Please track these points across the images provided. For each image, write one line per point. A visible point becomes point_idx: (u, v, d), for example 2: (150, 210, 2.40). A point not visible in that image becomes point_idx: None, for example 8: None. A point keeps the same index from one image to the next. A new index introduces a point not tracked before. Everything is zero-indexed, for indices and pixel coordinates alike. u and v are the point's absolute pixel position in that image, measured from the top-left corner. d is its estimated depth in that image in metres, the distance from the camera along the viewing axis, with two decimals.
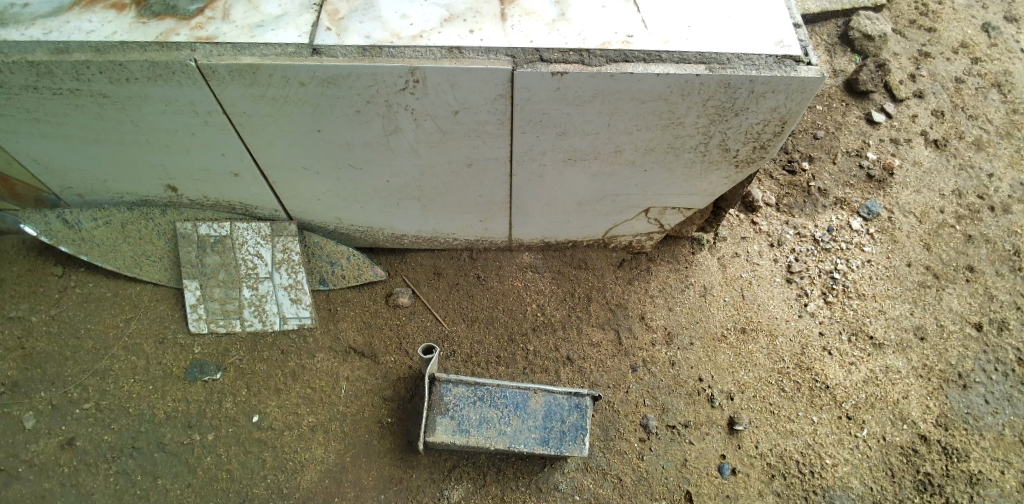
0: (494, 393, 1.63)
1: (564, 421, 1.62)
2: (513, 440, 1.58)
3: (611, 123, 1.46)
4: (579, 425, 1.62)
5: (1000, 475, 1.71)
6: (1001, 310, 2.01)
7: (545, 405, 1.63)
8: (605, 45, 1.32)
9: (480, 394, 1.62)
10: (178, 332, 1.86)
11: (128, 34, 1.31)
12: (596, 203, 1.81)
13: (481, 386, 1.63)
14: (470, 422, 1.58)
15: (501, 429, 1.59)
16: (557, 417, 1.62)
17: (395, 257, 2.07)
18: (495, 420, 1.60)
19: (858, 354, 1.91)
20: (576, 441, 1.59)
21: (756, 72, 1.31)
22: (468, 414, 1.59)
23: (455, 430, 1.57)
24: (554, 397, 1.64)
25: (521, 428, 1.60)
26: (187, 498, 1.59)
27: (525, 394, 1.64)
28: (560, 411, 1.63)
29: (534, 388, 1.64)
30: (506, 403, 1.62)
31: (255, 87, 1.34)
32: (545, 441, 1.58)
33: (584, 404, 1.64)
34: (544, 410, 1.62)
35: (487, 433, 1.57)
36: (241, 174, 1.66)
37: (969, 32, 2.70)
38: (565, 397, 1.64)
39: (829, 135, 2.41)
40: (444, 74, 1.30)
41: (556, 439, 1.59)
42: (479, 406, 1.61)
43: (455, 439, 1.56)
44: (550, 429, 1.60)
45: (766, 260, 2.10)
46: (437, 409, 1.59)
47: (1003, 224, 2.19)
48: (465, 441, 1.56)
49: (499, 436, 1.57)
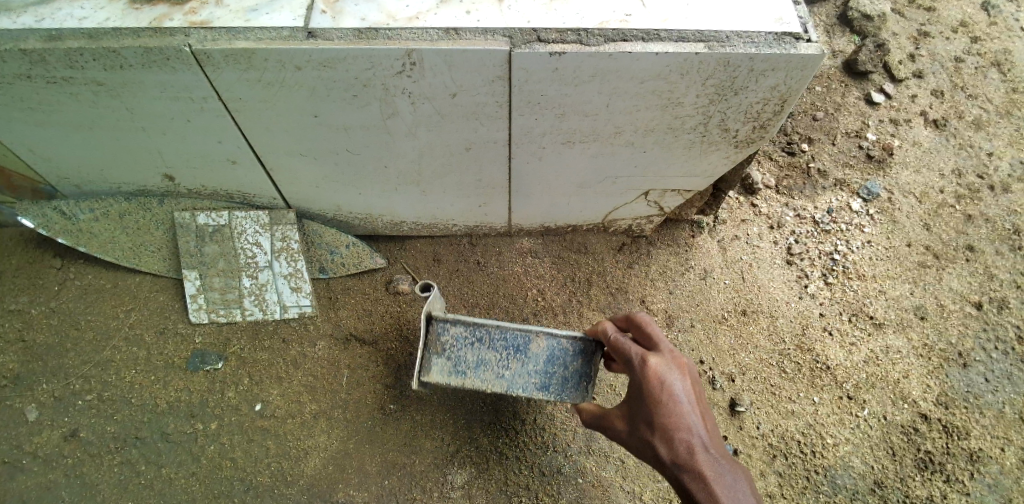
0: (492, 335, 1.52)
1: (567, 367, 1.51)
2: (510, 384, 1.51)
3: (610, 103, 1.44)
4: (583, 372, 1.50)
5: (999, 452, 1.73)
6: (1001, 289, 2.01)
7: (547, 349, 1.52)
8: (603, 24, 1.31)
9: (478, 336, 1.53)
10: (179, 323, 1.85)
11: (121, 20, 1.29)
12: (597, 185, 1.80)
13: (478, 327, 1.53)
14: (466, 363, 1.52)
15: (499, 372, 1.52)
16: (559, 362, 1.51)
17: (395, 244, 2.07)
18: (492, 363, 1.52)
19: (859, 334, 1.91)
20: (579, 389, 1.49)
21: (756, 49, 1.29)
22: (465, 356, 1.52)
23: (451, 370, 1.52)
24: (557, 341, 1.52)
25: (519, 371, 1.51)
26: (191, 487, 1.60)
27: (527, 337, 1.52)
28: (563, 356, 1.51)
29: (536, 331, 1.52)
30: (505, 346, 1.53)
31: (250, 72, 1.32)
32: (544, 387, 1.50)
33: (590, 351, 1.50)
34: (545, 354, 1.52)
35: (483, 376, 1.51)
36: (239, 161, 1.65)
37: (968, 11, 2.67)
38: (569, 341, 1.52)
39: (828, 116, 2.39)
40: (442, 56, 1.28)
41: (556, 386, 1.51)
42: (476, 348, 1.53)
43: (451, 381, 1.51)
44: (551, 375, 1.51)
45: (766, 243, 2.10)
46: (433, 349, 1.53)
47: (1003, 203, 2.18)
48: (461, 383, 1.51)
49: (495, 380, 1.51)
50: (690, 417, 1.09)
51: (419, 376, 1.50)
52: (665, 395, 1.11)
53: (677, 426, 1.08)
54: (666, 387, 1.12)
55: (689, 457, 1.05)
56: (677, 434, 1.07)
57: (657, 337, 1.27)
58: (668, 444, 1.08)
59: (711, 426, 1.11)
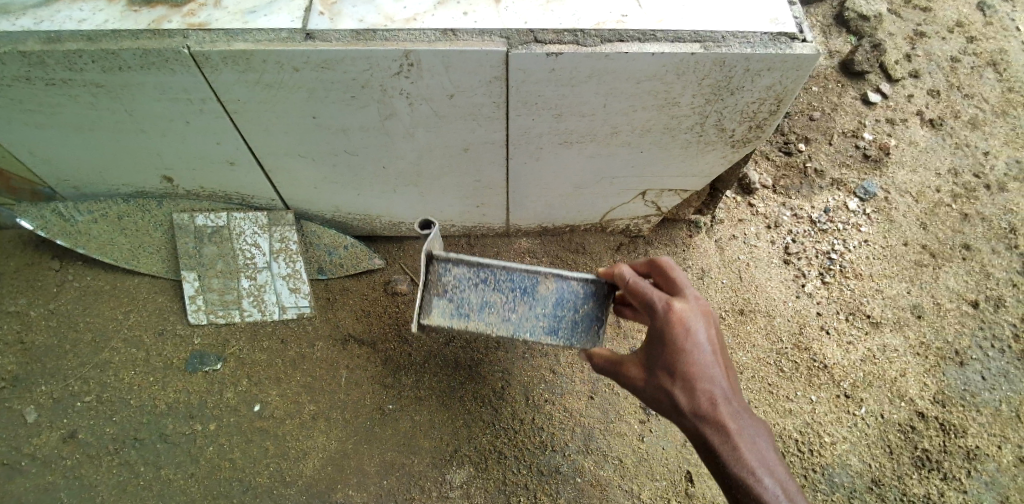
0: (498, 277, 1.39)
1: (579, 310, 1.40)
2: (517, 328, 1.40)
3: (607, 104, 1.45)
4: (595, 316, 1.41)
5: (996, 450, 1.74)
6: (998, 287, 2.02)
7: (558, 291, 1.40)
8: (599, 25, 1.32)
9: (483, 277, 1.39)
10: (178, 324, 1.85)
11: (119, 22, 1.30)
12: (594, 185, 1.81)
13: (483, 267, 1.38)
14: (470, 306, 1.39)
15: (505, 315, 1.40)
16: (569, 305, 1.40)
17: (394, 245, 2.07)
18: (498, 305, 1.40)
19: (856, 333, 1.92)
20: (591, 334, 1.40)
21: (751, 49, 1.30)
22: (468, 297, 1.39)
23: (453, 313, 1.39)
24: (568, 283, 1.40)
25: (526, 314, 1.40)
26: (190, 487, 1.60)
27: (536, 278, 1.40)
28: (575, 299, 1.40)
29: (546, 273, 1.39)
30: (512, 287, 1.40)
31: (249, 73, 1.33)
32: (553, 331, 1.40)
33: (603, 293, 1.40)
34: (555, 297, 1.40)
35: (488, 319, 1.40)
36: (238, 162, 1.66)
37: (964, 11, 2.68)
38: (582, 284, 1.40)
39: (825, 116, 2.40)
40: (439, 57, 1.29)
41: (566, 330, 1.41)
42: (480, 289, 1.39)
43: (453, 323, 1.39)
44: (560, 319, 1.40)
45: (764, 242, 2.10)
46: (434, 289, 1.39)
47: (999, 202, 2.19)
48: (464, 326, 1.40)
49: (501, 323, 1.40)
50: (714, 369, 1.06)
51: (419, 319, 1.37)
52: (691, 344, 1.06)
53: (701, 377, 1.04)
54: (691, 336, 1.06)
55: (711, 408, 1.03)
56: (700, 385, 1.04)
57: (678, 281, 1.20)
58: (689, 395, 1.04)
59: (730, 377, 1.09)
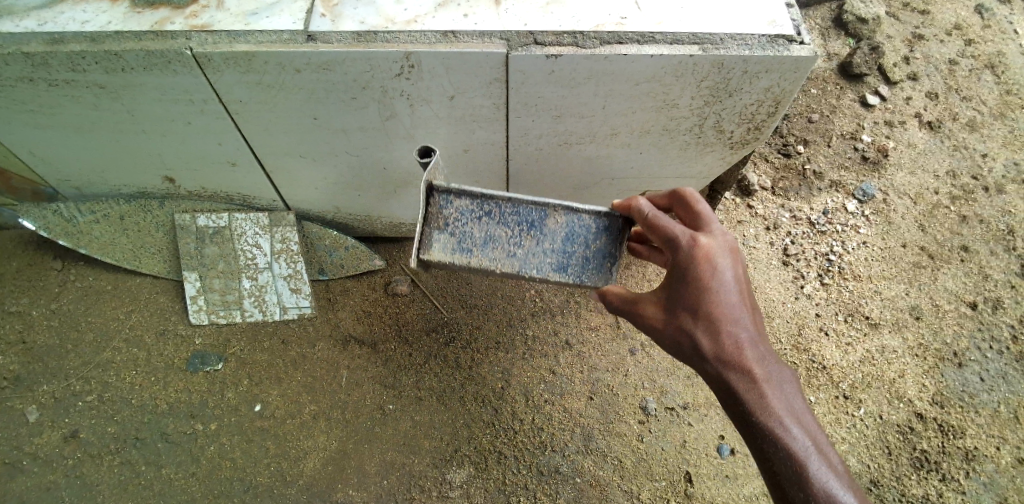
0: (504, 210, 1.34)
1: (588, 246, 1.37)
2: (523, 264, 1.36)
3: (606, 105, 1.46)
4: (605, 252, 1.38)
5: (994, 451, 1.74)
6: (996, 289, 2.02)
7: (567, 226, 1.36)
8: (598, 27, 1.33)
9: (487, 210, 1.33)
10: (179, 324, 1.86)
11: (122, 23, 1.31)
12: (593, 186, 1.82)
13: (487, 199, 1.33)
14: (473, 240, 1.34)
15: (511, 251, 1.36)
16: (579, 240, 1.37)
17: (394, 246, 2.09)
18: (503, 240, 1.35)
19: (855, 334, 1.93)
20: (601, 270, 1.38)
21: (749, 52, 1.31)
22: (471, 232, 1.34)
23: (455, 248, 1.34)
24: (576, 216, 1.36)
25: (533, 250, 1.36)
26: (190, 486, 1.61)
27: (543, 211, 1.35)
28: (584, 234, 1.37)
29: (553, 206, 1.35)
30: (519, 221, 1.35)
31: (250, 74, 1.34)
32: (562, 267, 1.37)
33: (614, 228, 1.36)
34: (564, 232, 1.36)
35: (493, 255, 1.35)
36: (239, 163, 1.67)
37: (963, 14, 2.69)
38: (592, 218, 1.36)
39: (824, 118, 2.41)
40: (439, 58, 1.30)
41: (575, 267, 1.37)
42: (484, 222, 1.34)
43: (455, 260, 1.34)
44: (569, 255, 1.37)
45: (763, 244, 2.11)
46: (435, 224, 1.33)
47: (997, 204, 2.20)
48: (467, 262, 1.35)
49: (507, 259, 1.35)
50: (739, 311, 1.07)
51: (419, 255, 1.32)
52: (716, 283, 1.06)
53: (726, 319, 1.06)
54: (718, 274, 1.07)
55: (734, 351, 1.05)
56: (725, 327, 1.05)
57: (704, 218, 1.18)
58: (712, 337, 1.06)
59: (754, 317, 1.10)
